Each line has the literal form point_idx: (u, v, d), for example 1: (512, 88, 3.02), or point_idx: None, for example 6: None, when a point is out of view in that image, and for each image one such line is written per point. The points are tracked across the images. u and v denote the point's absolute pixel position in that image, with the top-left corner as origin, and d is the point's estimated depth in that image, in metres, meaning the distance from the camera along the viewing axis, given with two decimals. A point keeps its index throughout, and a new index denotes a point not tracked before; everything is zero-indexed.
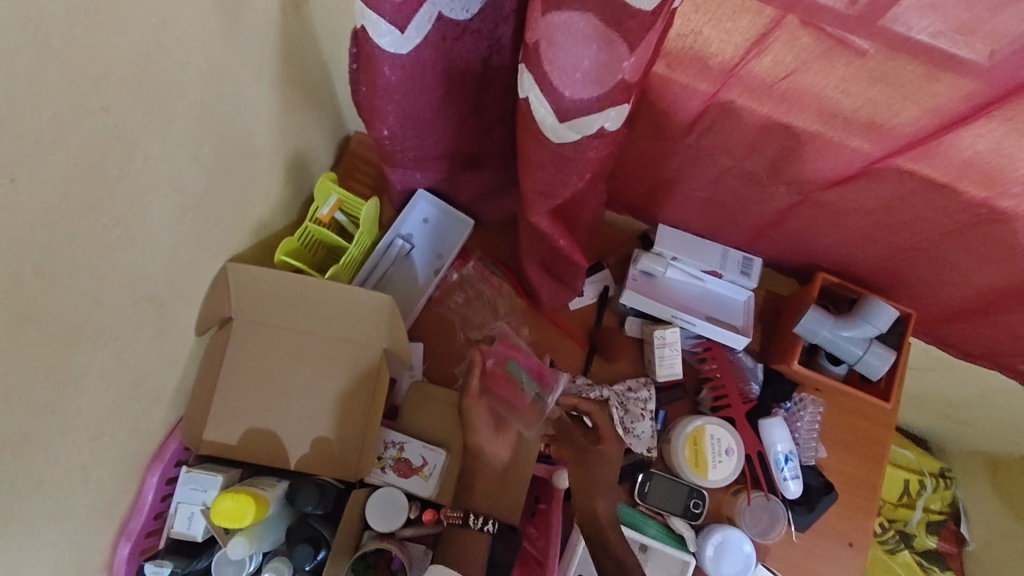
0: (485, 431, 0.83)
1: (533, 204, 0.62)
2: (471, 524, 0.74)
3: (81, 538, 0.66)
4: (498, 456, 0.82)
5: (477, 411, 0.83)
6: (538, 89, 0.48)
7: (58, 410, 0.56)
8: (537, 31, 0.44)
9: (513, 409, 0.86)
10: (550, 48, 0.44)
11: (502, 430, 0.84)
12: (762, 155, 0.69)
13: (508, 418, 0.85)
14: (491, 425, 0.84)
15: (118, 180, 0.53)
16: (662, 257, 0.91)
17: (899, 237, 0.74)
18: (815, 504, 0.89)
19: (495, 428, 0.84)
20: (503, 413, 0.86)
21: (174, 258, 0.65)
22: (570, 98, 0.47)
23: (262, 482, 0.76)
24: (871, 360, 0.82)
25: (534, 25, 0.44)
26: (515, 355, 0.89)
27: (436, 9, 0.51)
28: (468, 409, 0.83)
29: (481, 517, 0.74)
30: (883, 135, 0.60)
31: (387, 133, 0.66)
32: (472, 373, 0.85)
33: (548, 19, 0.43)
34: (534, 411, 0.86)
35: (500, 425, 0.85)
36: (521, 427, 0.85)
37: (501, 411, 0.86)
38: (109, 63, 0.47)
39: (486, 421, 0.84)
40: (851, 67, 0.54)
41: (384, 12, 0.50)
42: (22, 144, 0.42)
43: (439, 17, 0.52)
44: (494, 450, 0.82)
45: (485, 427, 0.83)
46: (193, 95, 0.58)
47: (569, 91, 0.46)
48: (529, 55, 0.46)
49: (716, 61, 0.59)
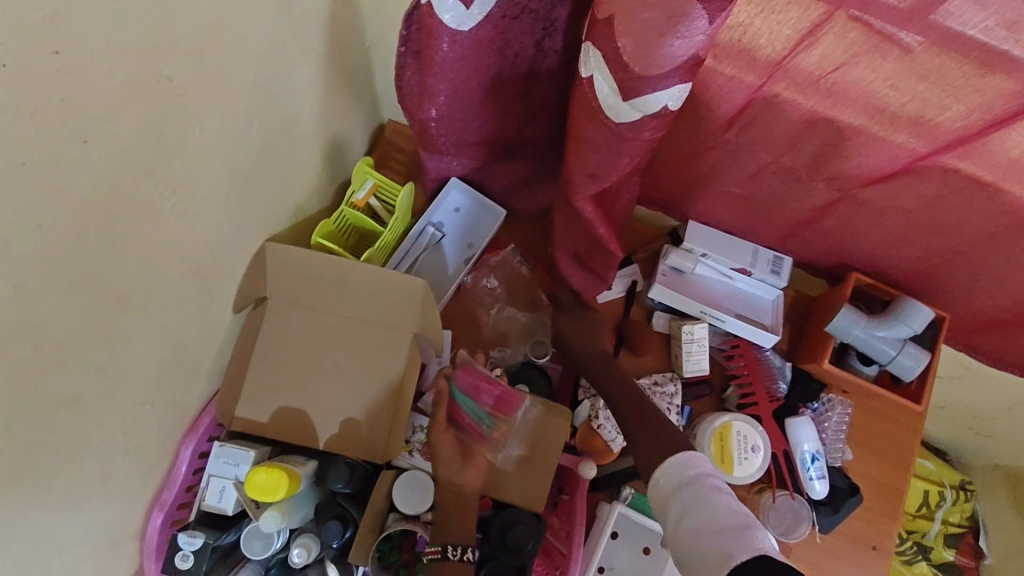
0: (455, 463, 0.78)
1: (577, 187, 0.62)
2: (450, 557, 0.71)
3: (118, 503, 0.67)
4: (472, 484, 0.78)
5: (444, 444, 0.79)
6: (605, 67, 0.49)
7: (107, 373, 0.57)
8: (611, 6, 0.46)
9: (478, 436, 0.81)
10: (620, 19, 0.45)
11: (470, 460, 0.80)
12: (804, 150, 0.69)
13: (473, 446, 0.81)
14: (459, 455, 0.79)
15: (175, 150, 0.54)
16: (693, 253, 0.92)
17: (938, 238, 0.74)
18: (840, 506, 0.88)
19: (465, 458, 0.80)
20: (468, 439, 0.81)
21: (219, 232, 0.67)
22: (626, 77, 0.48)
23: (292, 459, 0.78)
24: (904, 361, 0.82)
25: (608, 1, 0.46)
26: (477, 381, 0.82)
27: None
28: (436, 443, 0.79)
29: (460, 547, 0.71)
30: (930, 132, 0.60)
31: (434, 115, 0.66)
32: (438, 403, 0.80)
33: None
34: (501, 436, 0.81)
35: (468, 453, 0.80)
36: (490, 453, 0.81)
37: (466, 439, 0.81)
38: (174, 33, 0.48)
39: (453, 453, 0.79)
40: (901, 63, 0.54)
41: None
42: (92, 110, 0.43)
43: None
44: (465, 480, 0.78)
45: (453, 457, 0.79)
46: (248, 71, 0.59)
47: (638, 67, 0.47)
48: (599, 31, 0.48)
49: (764, 54, 0.59)
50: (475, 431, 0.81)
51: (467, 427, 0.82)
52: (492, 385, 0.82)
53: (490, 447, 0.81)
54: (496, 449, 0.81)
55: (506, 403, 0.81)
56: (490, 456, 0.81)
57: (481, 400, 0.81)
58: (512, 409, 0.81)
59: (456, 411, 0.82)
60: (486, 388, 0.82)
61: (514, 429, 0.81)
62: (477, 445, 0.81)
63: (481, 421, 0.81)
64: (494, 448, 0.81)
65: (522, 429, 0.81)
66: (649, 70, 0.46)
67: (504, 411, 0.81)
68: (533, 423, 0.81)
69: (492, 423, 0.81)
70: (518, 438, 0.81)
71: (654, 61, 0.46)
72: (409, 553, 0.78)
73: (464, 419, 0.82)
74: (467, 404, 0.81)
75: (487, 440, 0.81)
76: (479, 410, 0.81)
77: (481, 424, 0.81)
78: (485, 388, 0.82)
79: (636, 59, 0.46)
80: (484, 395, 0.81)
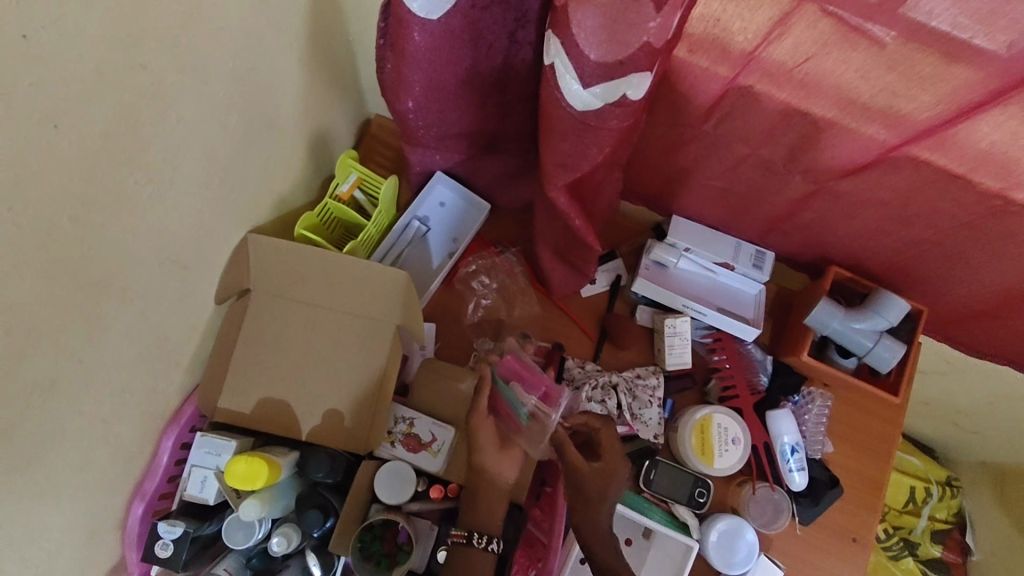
0: (492, 451, 0.77)
1: (551, 178, 0.63)
2: (475, 544, 0.72)
3: (96, 491, 0.67)
4: (507, 475, 0.77)
5: (483, 428, 0.77)
6: (564, 53, 0.49)
7: (84, 359, 0.57)
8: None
9: (516, 426, 0.79)
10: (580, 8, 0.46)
11: (507, 448, 0.78)
12: (779, 142, 0.70)
13: (510, 435, 0.79)
14: (496, 442, 0.78)
15: (150, 139, 0.54)
16: (675, 248, 0.92)
17: (912, 229, 0.74)
18: (820, 497, 0.89)
19: (501, 445, 0.78)
20: (506, 428, 0.79)
21: (199, 222, 0.67)
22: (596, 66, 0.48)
23: (275, 449, 0.79)
24: (881, 353, 0.82)
25: None
26: (521, 371, 0.80)
27: None
28: (477, 426, 0.77)
29: (486, 537, 0.72)
30: (901, 123, 0.60)
31: (411, 106, 0.67)
32: (481, 390, 0.78)
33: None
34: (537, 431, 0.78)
35: (505, 443, 0.79)
36: (528, 445, 0.79)
37: (503, 426, 0.79)
38: (147, 19, 0.48)
39: (491, 441, 0.77)
40: (868, 55, 0.55)
41: None
42: (65, 95, 0.44)
43: None
44: (502, 470, 0.76)
45: (492, 445, 0.77)
46: (225, 60, 0.60)
47: (596, 55, 0.47)
48: (558, 17, 0.47)
49: (737, 45, 0.59)
50: (512, 420, 0.79)
51: (504, 415, 0.80)
52: (535, 379, 0.79)
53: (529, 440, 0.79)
54: (531, 442, 0.78)
55: (550, 399, 0.78)
56: (527, 446, 0.79)
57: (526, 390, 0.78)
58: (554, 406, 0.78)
59: (495, 398, 0.80)
60: (530, 380, 0.79)
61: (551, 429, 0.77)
62: (513, 435, 0.79)
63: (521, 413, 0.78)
64: (530, 440, 0.78)
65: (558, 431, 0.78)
66: (614, 55, 0.47)
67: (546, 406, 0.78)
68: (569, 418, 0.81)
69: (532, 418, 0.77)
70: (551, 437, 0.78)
71: (614, 43, 0.46)
72: (391, 543, 0.77)
73: (502, 409, 0.80)
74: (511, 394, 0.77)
75: (523, 432, 0.78)
76: (523, 401, 0.76)
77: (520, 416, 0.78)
78: (530, 380, 0.79)
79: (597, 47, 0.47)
80: (528, 386, 0.79)
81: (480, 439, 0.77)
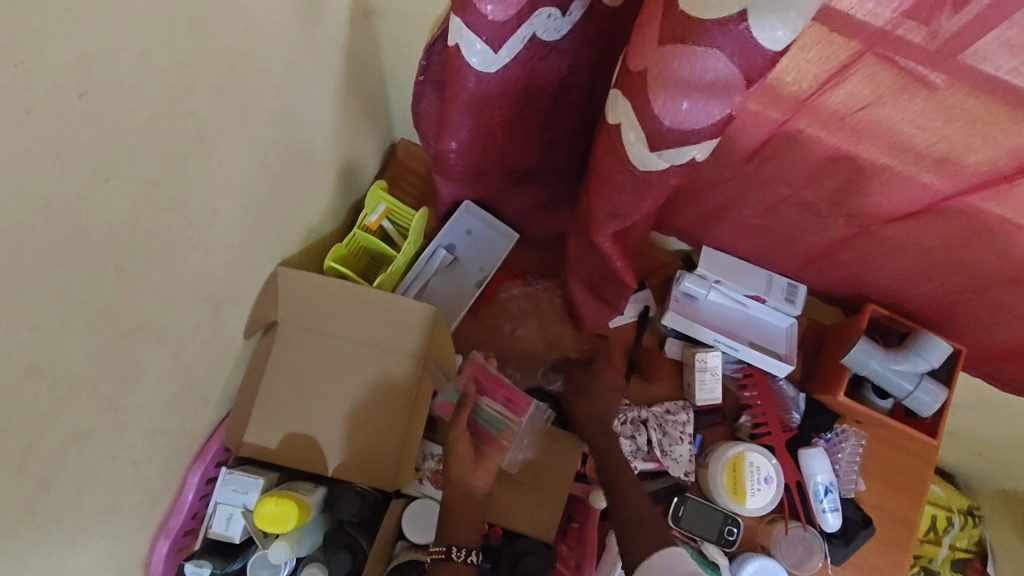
0: (467, 463, 0.75)
1: (600, 223, 0.62)
2: (454, 558, 0.70)
3: (124, 534, 0.66)
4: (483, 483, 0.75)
5: (463, 441, 0.75)
6: (635, 119, 0.47)
7: (118, 406, 0.56)
8: (646, 61, 0.44)
9: (487, 439, 0.78)
10: (656, 73, 0.43)
11: (482, 461, 0.76)
12: (824, 185, 0.69)
13: (484, 448, 0.78)
14: (472, 454, 0.76)
15: (195, 182, 0.53)
16: (705, 280, 0.91)
17: (956, 276, 0.73)
18: (852, 537, 0.87)
19: (475, 459, 0.76)
20: (476, 442, 0.78)
21: (233, 260, 0.66)
22: (664, 125, 0.46)
23: (301, 486, 0.76)
24: (922, 397, 0.81)
25: (642, 54, 0.44)
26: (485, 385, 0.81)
27: (532, 29, 0.51)
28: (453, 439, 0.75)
29: (465, 550, 0.70)
30: (957, 173, 0.59)
31: (454, 146, 0.66)
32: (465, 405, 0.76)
33: (665, 48, 0.42)
34: (507, 440, 0.79)
35: (478, 456, 0.77)
36: (498, 458, 0.78)
37: (477, 444, 0.77)
38: (200, 67, 0.47)
39: (467, 451, 0.75)
40: (929, 104, 0.53)
41: (482, 31, 0.50)
42: (115, 148, 0.42)
43: (533, 37, 0.52)
44: (475, 480, 0.75)
45: (468, 456, 0.75)
46: (268, 100, 0.59)
47: (669, 121, 0.45)
48: (632, 82, 0.46)
49: (790, 91, 0.58)
50: (485, 435, 0.78)
51: (478, 432, 0.78)
52: (500, 387, 0.82)
53: (497, 451, 0.78)
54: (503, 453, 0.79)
55: (515, 404, 0.81)
56: (498, 459, 0.78)
57: (492, 399, 0.80)
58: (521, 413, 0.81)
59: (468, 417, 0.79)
60: (496, 392, 0.81)
61: (520, 434, 0.80)
62: (486, 448, 0.78)
63: (493, 425, 0.79)
64: (502, 452, 0.78)
65: (526, 434, 0.81)
66: (694, 121, 0.44)
67: (514, 411, 0.80)
68: (534, 428, 0.82)
69: (503, 426, 0.79)
70: (521, 445, 0.81)
71: (696, 113, 0.44)
72: None
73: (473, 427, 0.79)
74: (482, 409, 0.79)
75: (495, 444, 0.78)
76: (492, 411, 0.79)
77: (492, 428, 0.78)
78: (494, 388, 0.81)
79: (673, 112, 0.44)
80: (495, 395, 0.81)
81: (457, 449, 0.75)
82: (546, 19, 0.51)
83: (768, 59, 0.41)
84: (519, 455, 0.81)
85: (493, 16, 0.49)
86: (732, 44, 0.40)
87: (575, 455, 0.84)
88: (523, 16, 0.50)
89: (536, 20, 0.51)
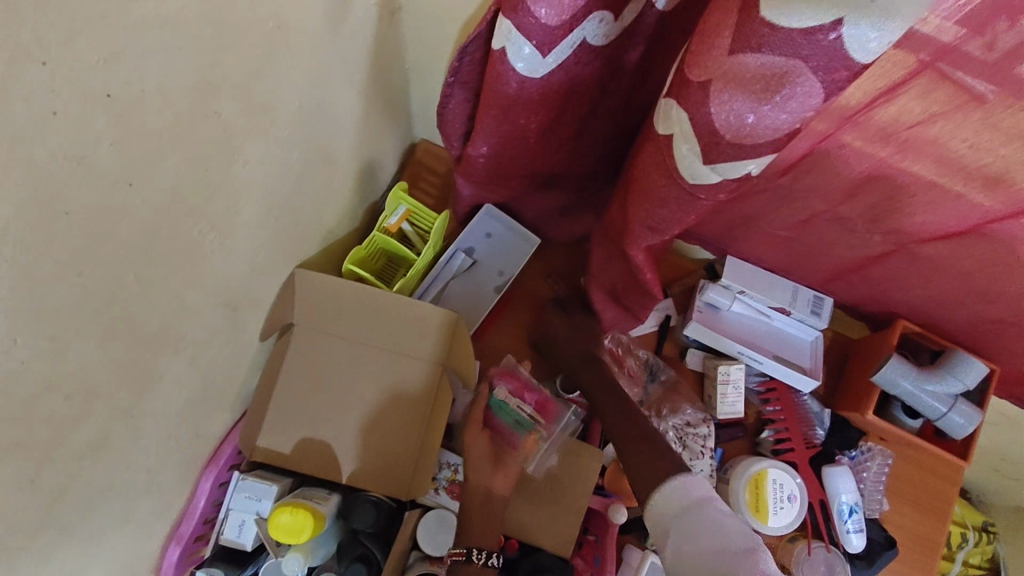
0: (485, 465, 0.77)
1: (635, 237, 0.60)
2: (475, 560, 0.71)
3: (135, 542, 0.64)
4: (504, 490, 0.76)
5: (477, 442, 0.78)
6: (692, 135, 0.46)
7: (135, 414, 0.54)
8: (710, 72, 0.42)
9: (511, 443, 0.81)
10: (721, 89, 0.42)
11: (501, 465, 0.78)
12: (862, 200, 0.66)
13: (507, 453, 0.79)
14: (491, 457, 0.78)
15: (218, 185, 0.51)
16: (730, 290, 0.88)
17: (993, 306, 0.72)
18: (876, 559, 0.85)
19: (495, 462, 0.78)
20: (501, 446, 0.81)
21: (253, 263, 0.64)
22: (724, 138, 0.44)
23: (315, 493, 0.74)
24: (956, 418, 0.78)
25: (704, 65, 0.42)
26: (517, 387, 0.84)
27: (582, 34, 0.49)
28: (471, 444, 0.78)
29: (485, 552, 0.71)
30: (1008, 194, 0.56)
31: (485, 150, 0.64)
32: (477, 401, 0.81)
33: (736, 58, 0.40)
34: (534, 444, 0.81)
35: (500, 460, 0.78)
36: (521, 462, 0.79)
37: (501, 446, 0.80)
38: (228, 67, 0.45)
39: (485, 453, 0.78)
40: (986, 122, 0.50)
41: (531, 36, 0.48)
42: (139, 154, 0.40)
43: (582, 42, 0.50)
44: (493, 484, 0.76)
45: (485, 460, 0.77)
46: (294, 100, 0.57)
47: (731, 136, 0.44)
48: (690, 94, 0.44)
49: (837, 103, 0.56)
50: (512, 437, 0.81)
51: (505, 435, 0.81)
52: (533, 393, 0.84)
53: (522, 456, 0.80)
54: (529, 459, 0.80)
55: (546, 410, 0.84)
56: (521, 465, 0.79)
57: (522, 402, 0.82)
58: (550, 418, 0.84)
59: (493, 420, 0.82)
60: (528, 396, 0.84)
61: (547, 440, 0.82)
62: (511, 453, 0.79)
63: (519, 429, 0.81)
64: (526, 457, 0.80)
65: (554, 441, 0.82)
66: (759, 138, 0.43)
67: (543, 417, 0.83)
68: (564, 440, 0.83)
69: (529, 430, 0.81)
70: (550, 451, 0.82)
71: (760, 131, 0.43)
72: None
73: (500, 428, 0.82)
74: (508, 409, 0.81)
75: (520, 449, 0.80)
76: (519, 413, 0.81)
77: (518, 431, 0.81)
78: (528, 394, 0.84)
79: (734, 126, 0.43)
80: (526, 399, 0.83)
81: (472, 451, 0.78)
82: (597, 25, 0.49)
83: (852, 72, 0.39)
84: (547, 461, 0.81)
85: (545, 21, 0.47)
86: (817, 54, 0.38)
87: (596, 467, 0.80)
88: (574, 22, 0.48)
89: (587, 25, 0.49)
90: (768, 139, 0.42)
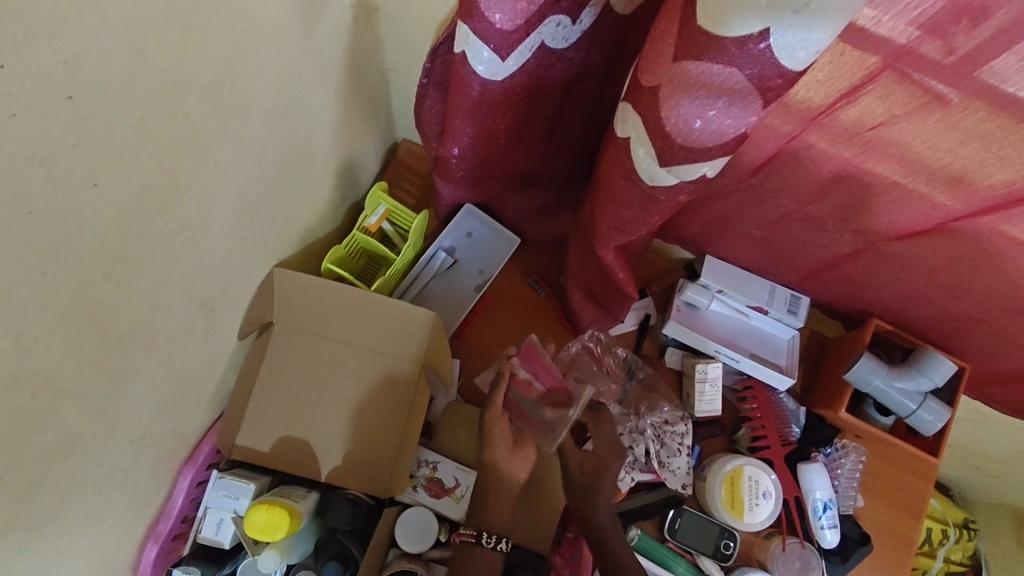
0: (504, 451, 0.78)
1: (604, 238, 0.62)
2: (484, 544, 0.72)
3: (112, 538, 0.65)
4: (517, 472, 0.79)
5: (497, 427, 0.78)
6: (645, 135, 0.47)
7: (108, 413, 0.55)
8: (659, 77, 0.43)
9: (529, 425, 0.78)
10: (669, 92, 0.43)
11: (519, 448, 0.79)
12: (830, 200, 0.67)
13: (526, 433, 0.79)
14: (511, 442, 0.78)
15: (188, 185, 0.51)
16: (708, 289, 0.89)
17: (960, 304, 0.73)
18: (850, 555, 0.87)
19: (513, 445, 0.79)
20: (518, 426, 0.79)
21: (227, 263, 0.64)
22: (676, 141, 0.45)
23: (293, 491, 0.75)
24: (924, 415, 0.80)
25: (654, 70, 0.43)
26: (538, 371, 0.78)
27: (540, 38, 0.51)
28: (489, 423, 0.78)
29: (494, 536, 0.73)
30: (970, 193, 0.57)
31: (456, 152, 0.65)
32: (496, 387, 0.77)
33: (679, 65, 0.41)
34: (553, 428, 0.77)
35: (517, 441, 0.79)
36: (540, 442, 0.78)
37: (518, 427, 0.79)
38: (193, 69, 0.45)
39: (504, 440, 0.78)
40: (944, 123, 0.51)
41: (489, 40, 0.49)
42: (104, 153, 0.41)
43: (541, 45, 0.52)
44: (509, 467, 0.78)
45: (503, 443, 0.78)
46: (266, 101, 0.57)
47: (681, 138, 0.45)
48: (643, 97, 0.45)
49: (799, 105, 0.57)
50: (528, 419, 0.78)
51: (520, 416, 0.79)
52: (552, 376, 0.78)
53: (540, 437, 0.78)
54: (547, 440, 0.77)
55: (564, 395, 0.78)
56: (538, 442, 0.79)
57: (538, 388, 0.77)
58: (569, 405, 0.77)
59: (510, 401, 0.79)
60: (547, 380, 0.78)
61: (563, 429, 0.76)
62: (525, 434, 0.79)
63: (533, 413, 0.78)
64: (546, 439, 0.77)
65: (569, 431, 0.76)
66: (707, 140, 0.44)
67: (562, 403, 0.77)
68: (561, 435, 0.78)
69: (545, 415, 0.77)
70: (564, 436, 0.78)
71: (710, 134, 0.44)
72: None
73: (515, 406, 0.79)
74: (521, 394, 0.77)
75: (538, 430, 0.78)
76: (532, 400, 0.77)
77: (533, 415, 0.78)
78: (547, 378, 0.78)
79: (686, 129, 0.44)
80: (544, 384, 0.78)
81: (493, 437, 0.78)
82: (555, 28, 0.50)
83: (787, 79, 0.40)
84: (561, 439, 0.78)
85: (500, 26, 0.48)
86: (750, 62, 0.39)
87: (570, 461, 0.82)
88: (530, 26, 0.49)
89: (544, 28, 0.50)
90: (713, 143, 0.44)
